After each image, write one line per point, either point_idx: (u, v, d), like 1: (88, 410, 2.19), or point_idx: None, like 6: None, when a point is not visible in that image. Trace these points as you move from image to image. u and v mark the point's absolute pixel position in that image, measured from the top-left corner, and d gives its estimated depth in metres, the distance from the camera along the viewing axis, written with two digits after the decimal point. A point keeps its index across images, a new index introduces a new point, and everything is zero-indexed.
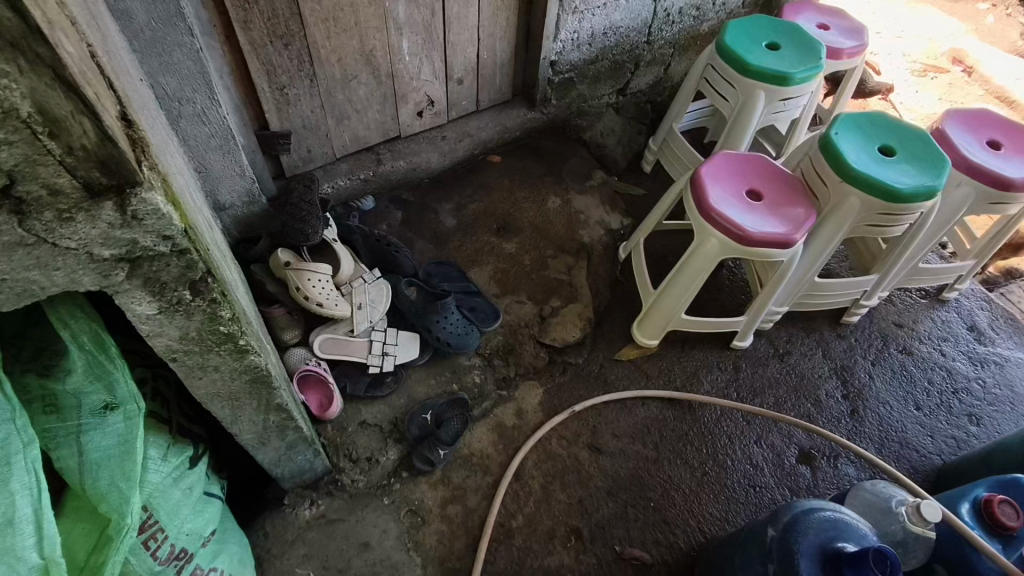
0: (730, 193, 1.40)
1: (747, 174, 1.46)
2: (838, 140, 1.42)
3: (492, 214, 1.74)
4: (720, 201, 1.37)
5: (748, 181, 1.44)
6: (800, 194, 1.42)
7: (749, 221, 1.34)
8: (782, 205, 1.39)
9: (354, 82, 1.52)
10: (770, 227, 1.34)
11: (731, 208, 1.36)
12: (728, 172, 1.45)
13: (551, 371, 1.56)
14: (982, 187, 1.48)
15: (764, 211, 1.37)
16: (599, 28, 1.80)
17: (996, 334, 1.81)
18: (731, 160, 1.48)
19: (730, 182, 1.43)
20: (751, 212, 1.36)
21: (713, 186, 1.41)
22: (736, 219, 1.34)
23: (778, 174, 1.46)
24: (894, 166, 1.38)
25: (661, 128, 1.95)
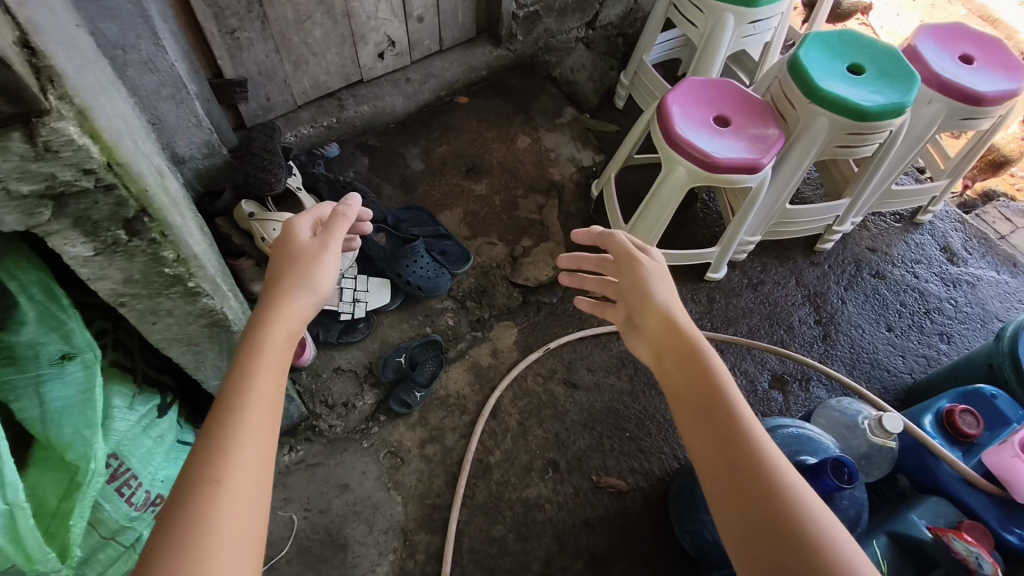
0: (697, 120, 1.38)
1: (714, 99, 1.43)
2: (806, 59, 1.39)
3: (461, 155, 1.70)
4: (687, 129, 1.35)
5: (716, 106, 1.41)
6: (768, 118, 1.40)
7: (715, 146, 1.32)
8: (750, 129, 1.37)
9: (308, 22, 1.46)
10: (738, 152, 1.31)
11: (697, 135, 1.34)
12: (694, 98, 1.42)
13: (525, 311, 1.56)
14: (953, 103, 1.46)
15: (731, 135, 1.35)
16: None
17: (969, 254, 1.81)
18: (698, 86, 1.45)
19: (697, 108, 1.40)
20: (717, 138, 1.34)
21: (679, 113, 1.38)
22: (703, 145, 1.32)
23: (747, 98, 1.43)
24: (864, 83, 1.35)
25: (631, 61, 1.90)
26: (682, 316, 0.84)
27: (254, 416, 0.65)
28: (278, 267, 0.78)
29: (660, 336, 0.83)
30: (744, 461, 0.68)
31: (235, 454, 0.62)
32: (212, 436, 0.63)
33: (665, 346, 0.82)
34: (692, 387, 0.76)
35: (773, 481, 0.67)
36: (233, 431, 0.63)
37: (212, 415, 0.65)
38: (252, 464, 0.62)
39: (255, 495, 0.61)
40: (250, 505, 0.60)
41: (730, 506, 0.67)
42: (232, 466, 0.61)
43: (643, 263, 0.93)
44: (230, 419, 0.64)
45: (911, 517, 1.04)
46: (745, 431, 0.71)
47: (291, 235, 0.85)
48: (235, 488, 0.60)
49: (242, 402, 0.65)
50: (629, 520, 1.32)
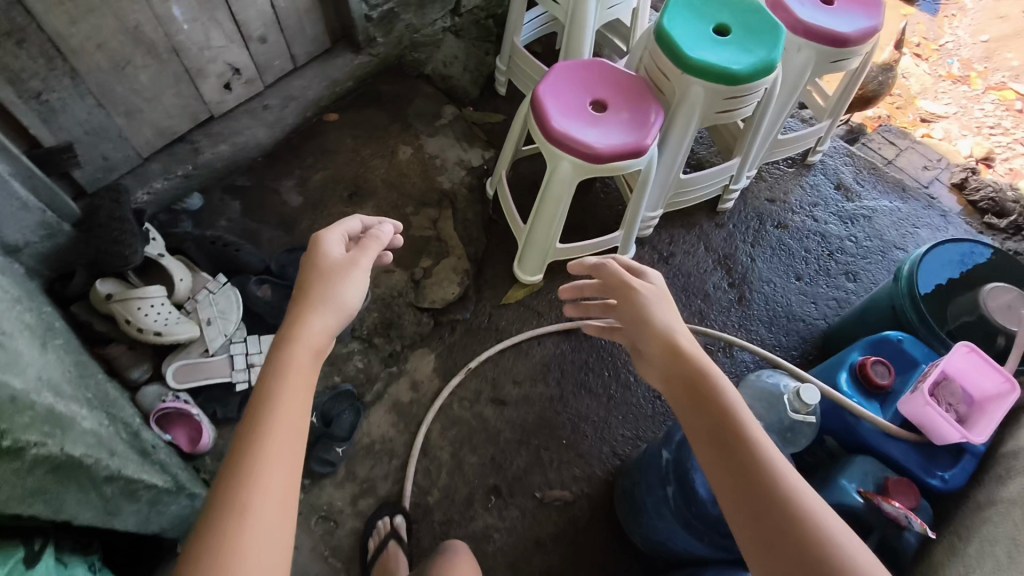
0: (573, 108, 1.30)
1: (587, 82, 1.35)
2: (671, 26, 1.33)
3: (342, 179, 1.57)
4: (563, 120, 1.27)
5: (590, 90, 1.34)
6: (644, 94, 1.34)
7: (594, 135, 1.26)
8: (629, 110, 1.31)
9: (129, 67, 1.25)
10: (620, 138, 1.25)
11: (575, 126, 1.26)
12: (567, 84, 1.34)
13: (439, 334, 1.48)
14: (820, 47, 1.45)
15: (610, 120, 1.29)
16: None
17: (862, 187, 1.86)
18: (569, 70, 1.36)
19: (571, 95, 1.32)
20: (597, 126, 1.27)
21: (553, 105, 1.30)
22: (584, 137, 1.25)
23: (620, 76, 1.37)
24: (732, 45, 1.31)
25: (504, 45, 1.80)
26: (686, 338, 0.86)
27: (279, 456, 0.62)
28: (302, 286, 0.74)
29: (664, 357, 0.85)
30: (757, 474, 0.71)
31: (264, 491, 0.60)
32: (236, 470, 0.60)
33: (673, 372, 0.84)
34: (699, 401, 0.79)
35: (780, 489, 0.70)
36: (258, 464, 0.61)
37: (237, 444, 0.62)
38: (278, 502, 0.61)
39: (281, 537, 0.59)
40: (277, 549, 0.58)
41: (740, 510, 0.71)
42: (254, 508, 0.59)
43: (646, 291, 0.92)
44: (253, 456, 0.61)
45: (842, 483, 1.06)
46: (757, 444, 0.74)
47: (318, 251, 0.80)
48: (256, 538, 0.58)
49: (266, 439, 0.63)
50: (580, 530, 1.30)
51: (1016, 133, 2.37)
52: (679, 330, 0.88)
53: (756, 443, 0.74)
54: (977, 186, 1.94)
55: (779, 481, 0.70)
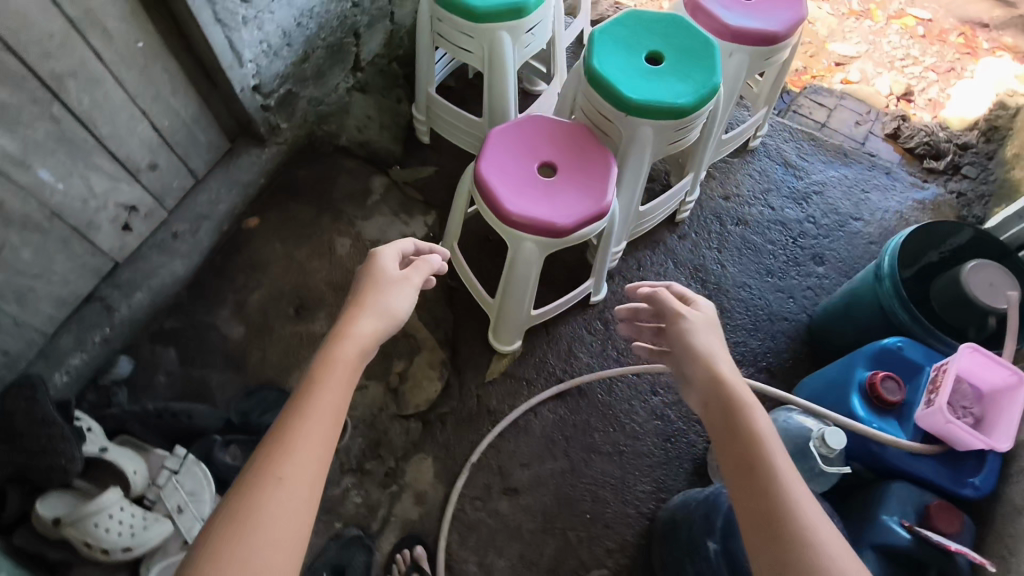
0: (523, 181, 1.19)
1: (529, 144, 1.23)
2: (602, 65, 1.23)
3: (283, 292, 1.41)
4: (517, 198, 1.16)
5: (535, 153, 1.22)
6: (593, 146, 1.24)
7: (553, 208, 1.15)
8: (580, 169, 1.21)
9: (4, 250, 1.04)
10: (580, 207, 1.16)
11: (531, 203, 1.16)
12: (509, 151, 1.22)
13: (431, 434, 1.38)
14: (752, 49, 1.37)
15: (565, 187, 1.19)
16: (289, 22, 1.34)
17: (806, 161, 1.84)
18: (506, 135, 1.24)
19: (516, 164, 1.21)
20: (553, 196, 1.17)
21: (501, 181, 1.18)
22: (544, 215, 1.14)
23: (562, 129, 1.26)
24: (670, 69, 1.24)
25: (418, 95, 1.65)
26: (725, 366, 0.84)
27: (316, 442, 0.64)
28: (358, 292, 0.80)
29: (701, 382, 0.85)
30: (767, 502, 0.68)
31: (282, 480, 0.60)
32: (267, 452, 0.62)
33: (711, 398, 0.82)
34: (729, 429, 0.76)
35: (796, 524, 0.66)
36: (286, 454, 0.62)
37: (273, 432, 0.64)
38: (292, 499, 0.60)
39: (291, 538, 0.58)
40: (276, 544, 0.57)
41: (757, 541, 0.67)
42: (285, 486, 0.60)
43: (685, 316, 0.94)
44: (291, 436, 0.63)
45: (884, 518, 1.07)
46: (773, 471, 0.71)
47: (374, 273, 0.86)
48: (275, 516, 0.58)
49: (307, 422, 0.65)
50: None
51: (925, 61, 2.38)
52: (717, 352, 0.88)
53: (775, 473, 0.70)
54: (910, 133, 1.96)
55: (796, 517, 0.66)
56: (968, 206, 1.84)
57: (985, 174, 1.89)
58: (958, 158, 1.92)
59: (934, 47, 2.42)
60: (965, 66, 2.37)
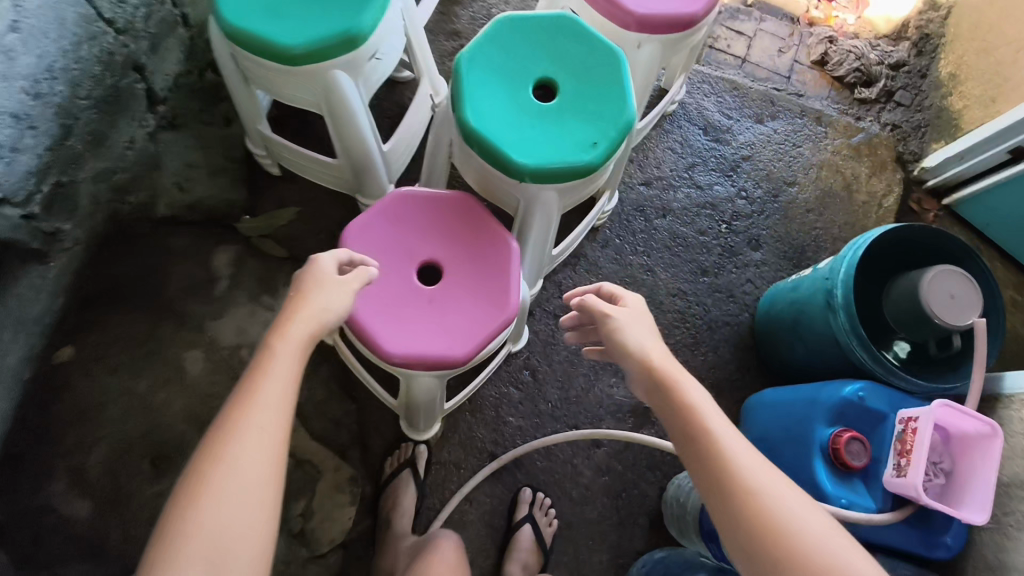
0: (398, 297, 0.91)
1: (399, 237, 0.94)
2: (478, 116, 0.91)
3: (132, 444, 1.12)
4: (396, 328, 0.89)
5: (408, 251, 0.94)
6: (482, 227, 0.97)
7: (447, 334, 0.90)
8: (471, 265, 0.95)
9: None
10: (478, 324, 0.91)
11: (414, 331, 0.89)
12: (373, 254, 0.93)
13: (357, 564, 1.18)
14: (663, 38, 1.06)
15: (455, 295, 0.92)
16: (19, 104, 0.91)
17: (731, 119, 1.58)
18: (366, 228, 0.94)
19: (386, 273, 0.92)
20: (444, 313, 0.91)
21: (367, 305, 0.89)
22: (433, 346, 0.88)
23: (439, 208, 0.97)
24: (567, 106, 0.94)
25: (249, 132, 1.26)
26: (660, 356, 0.74)
27: (261, 419, 0.62)
28: (302, 275, 0.77)
29: (637, 377, 0.75)
30: (718, 466, 0.64)
31: (240, 448, 0.60)
32: (222, 424, 0.62)
33: (646, 384, 0.74)
34: (665, 403, 0.71)
35: (745, 497, 0.62)
36: (241, 425, 0.62)
37: (229, 404, 0.64)
38: (256, 468, 0.60)
39: (243, 510, 0.58)
40: (242, 514, 0.58)
41: (720, 516, 0.63)
42: (234, 456, 0.60)
43: (612, 314, 0.79)
44: (234, 414, 0.62)
45: None
46: (719, 440, 0.66)
47: (311, 263, 0.81)
48: (226, 487, 0.58)
49: (255, 397, 0.64)
50: None
51: None
52: (648, 345, 0.77)
53: (717, 444, 0.66)
54: (839, 58, 1.68)
55: (740, 483, 0.63)
56: (903, 142, 1.65)
57: (919, 99, 1.67)
58: (891, 82, 1.68)
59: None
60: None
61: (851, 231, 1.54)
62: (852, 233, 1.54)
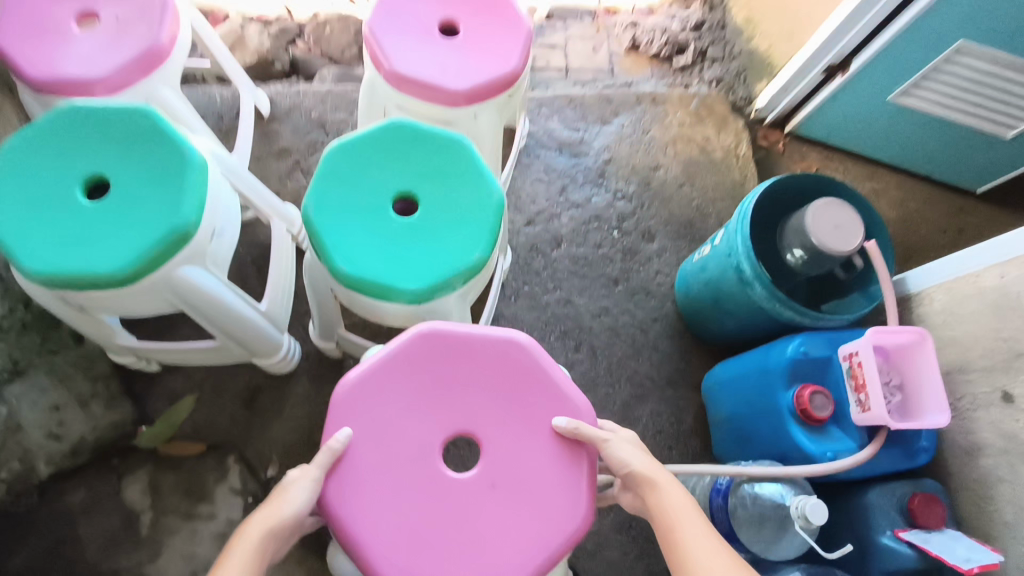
0: (465, 496, 0.84)
1: (400, 445, 0.85)
2: (347, 260, 0.86)
3: None
4: (490, 533, 0.83)
5: (423, 450, 0.85)
6: (496, 365, 0.90)
7: (543, 506, 0.84)
8: (499, 410, 0.88)
9: None
10: (556, 470, 0.86)
11: (507, 530, 0.83)
12: (394, 491, 0.83)
13: None
14: (493, 102, 1.08)
15: (506, 459, 0.86)
16: None
17: (579, 130, 1.61)
18: (360, 472, 0.83)
19: (430, 479, 0.84)
20: (522, 485, 0.85)
21: (442, 526, 0.82)
22: (537, 530, 0.83)
23: (429, 367, 0.88)
24: (430, 215, 0.90)
25: (110, 349, 1.14)
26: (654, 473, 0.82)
27: None
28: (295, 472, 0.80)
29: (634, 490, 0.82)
30: None
31: None
32: None
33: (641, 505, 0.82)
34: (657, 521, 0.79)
35: None
36: None
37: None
38: None
39: None
40: None
41: None
42: None
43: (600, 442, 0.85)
44: None
45: (882, 541, 1.06)
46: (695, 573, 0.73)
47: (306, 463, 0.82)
48: None
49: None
50: None
51: None
52: (637, 465, 0.83)
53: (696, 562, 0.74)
54: (648, 38, 1.80)
55: None
56: (732, 91, 1.76)
57: (728, 48, 1.79)
58: (699, 42, 1.80)
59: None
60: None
61: (725, 188, 1.61)
62: (725, 190, 1.61)
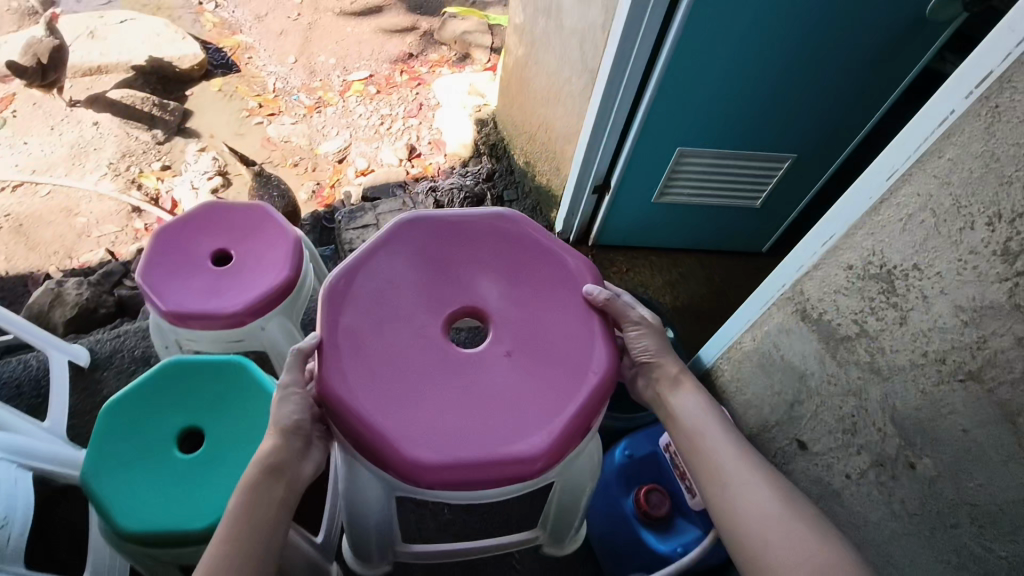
0: (473, 367, 0.86)
1: (404, 330, 0.87)
2: (135, 522, 0.85)
3: None
4: (515, 394, 0.84)
5: (429, 332, 0.87)
6: (495, 241, 0.97)
7: (566, 358, 0.88)
8: (498, 279, 0.94)
9: None
10: (577, 333, 0.89)
11: (530, 395, 0.85)
12: (399, 368, 0.83)
13: None
14: (278, 310, 1.14)
15: (515, 325, 0.90)
16: None
17: None
18: (364, 366, 0.83)
19: (435, 357, 0.86)
20: (543, 341, 0.89)
21: (458, 398, 0.83)
22: (570, 396, 0.85)
23: (423, 248, 0.94)
24: (215, 448, 0.93)
25: None
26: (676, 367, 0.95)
27: None
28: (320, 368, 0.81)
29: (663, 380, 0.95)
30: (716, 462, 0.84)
31: None
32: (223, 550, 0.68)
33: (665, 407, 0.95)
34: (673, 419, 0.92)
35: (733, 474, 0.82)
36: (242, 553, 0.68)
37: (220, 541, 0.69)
38: None
39: None
40: None
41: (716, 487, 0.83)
42: None
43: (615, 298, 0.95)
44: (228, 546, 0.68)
45: None
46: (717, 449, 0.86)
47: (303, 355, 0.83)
48: None
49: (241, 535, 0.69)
50: None
51: (398, 112, 2.57)
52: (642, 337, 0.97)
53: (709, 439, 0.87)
54: (449, 197, 2.01)
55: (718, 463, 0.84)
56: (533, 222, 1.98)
57: (519, 189, 2.06)
58: (494, 191, 2.05)
59: (383, 105, 2.59)
60: (412, 117, 2.54)
61: None
62: None
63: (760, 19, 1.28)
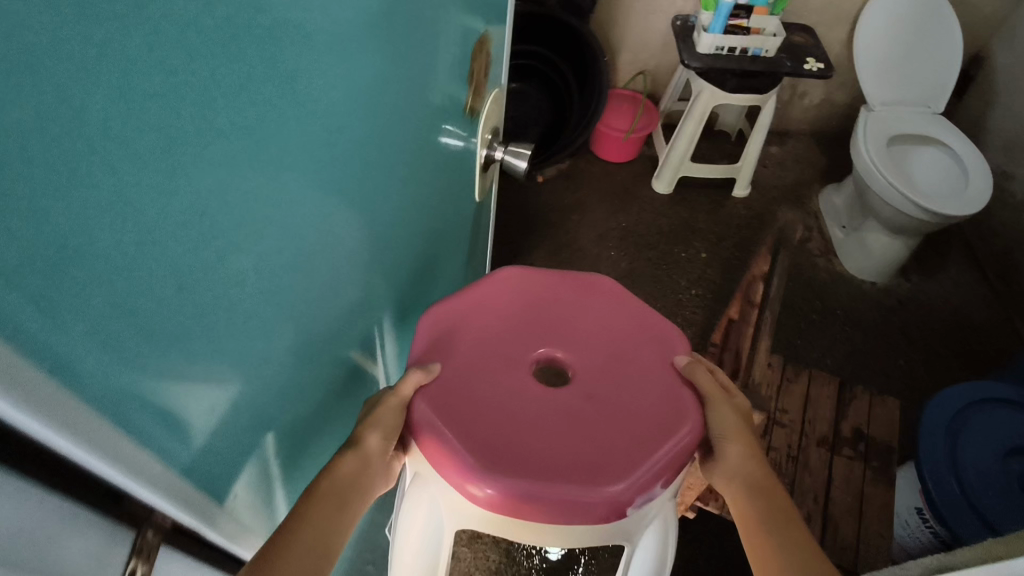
0: (558, 417, 0.80)
1: (493, 367, 0.85)
2: None
3: None
4: (595, 412, 0.81)
5: (512, 371, 0.86)
6: (578, 293, 0.98)
7: (636, 376, 0.86)
8: (579, 328, 0.93)
9: None
10: (668, 384, 0.85)
11: (614, 422, 0.80)
12: (486, 404, 0.81)
13: None
14: None
15: (597, 363, 0.88)
16: None
17: None
18: (463, 406, 0.80)
19: (522, 403, 0.82)
20: (601, 353, 0.89)
21: (541, 443, 0.77)
22: (641, 427, 0.80)
23: (508, 301, 0.95)
24: None
25: None
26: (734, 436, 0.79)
27: None
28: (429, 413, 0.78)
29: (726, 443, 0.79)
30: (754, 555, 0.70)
31: None
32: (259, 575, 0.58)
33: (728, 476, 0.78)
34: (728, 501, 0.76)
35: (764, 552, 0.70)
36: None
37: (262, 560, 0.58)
38: None
39: None
40: None
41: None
42: None
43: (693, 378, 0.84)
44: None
45: None
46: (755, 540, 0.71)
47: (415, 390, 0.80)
48: None
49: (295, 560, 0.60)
50: None
51: None
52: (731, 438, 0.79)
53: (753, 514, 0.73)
54: None
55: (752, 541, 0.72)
56: None
57: None
58: None
59: None
60: None
61: None
62: None
63: (335, 376, 0.69)
